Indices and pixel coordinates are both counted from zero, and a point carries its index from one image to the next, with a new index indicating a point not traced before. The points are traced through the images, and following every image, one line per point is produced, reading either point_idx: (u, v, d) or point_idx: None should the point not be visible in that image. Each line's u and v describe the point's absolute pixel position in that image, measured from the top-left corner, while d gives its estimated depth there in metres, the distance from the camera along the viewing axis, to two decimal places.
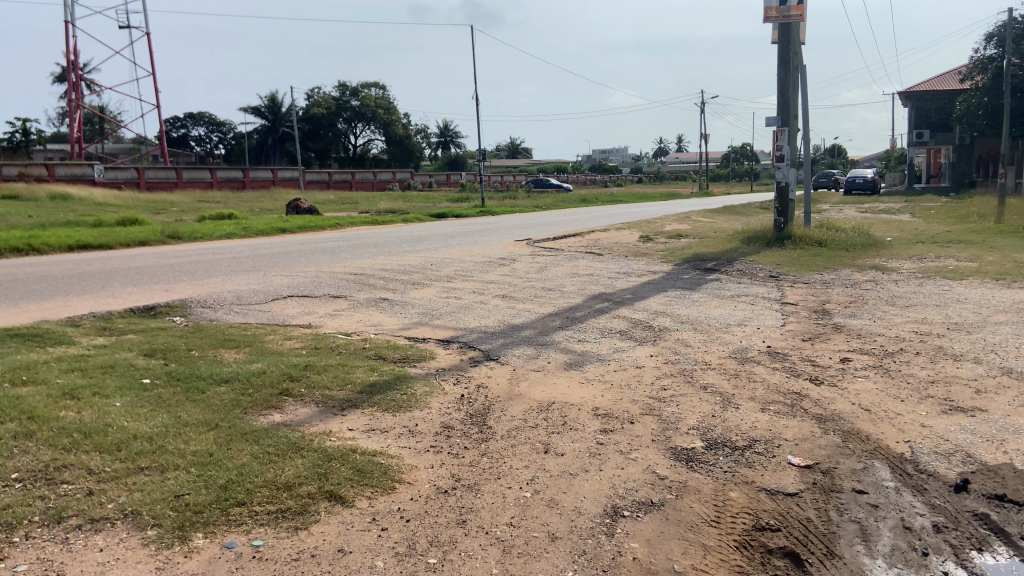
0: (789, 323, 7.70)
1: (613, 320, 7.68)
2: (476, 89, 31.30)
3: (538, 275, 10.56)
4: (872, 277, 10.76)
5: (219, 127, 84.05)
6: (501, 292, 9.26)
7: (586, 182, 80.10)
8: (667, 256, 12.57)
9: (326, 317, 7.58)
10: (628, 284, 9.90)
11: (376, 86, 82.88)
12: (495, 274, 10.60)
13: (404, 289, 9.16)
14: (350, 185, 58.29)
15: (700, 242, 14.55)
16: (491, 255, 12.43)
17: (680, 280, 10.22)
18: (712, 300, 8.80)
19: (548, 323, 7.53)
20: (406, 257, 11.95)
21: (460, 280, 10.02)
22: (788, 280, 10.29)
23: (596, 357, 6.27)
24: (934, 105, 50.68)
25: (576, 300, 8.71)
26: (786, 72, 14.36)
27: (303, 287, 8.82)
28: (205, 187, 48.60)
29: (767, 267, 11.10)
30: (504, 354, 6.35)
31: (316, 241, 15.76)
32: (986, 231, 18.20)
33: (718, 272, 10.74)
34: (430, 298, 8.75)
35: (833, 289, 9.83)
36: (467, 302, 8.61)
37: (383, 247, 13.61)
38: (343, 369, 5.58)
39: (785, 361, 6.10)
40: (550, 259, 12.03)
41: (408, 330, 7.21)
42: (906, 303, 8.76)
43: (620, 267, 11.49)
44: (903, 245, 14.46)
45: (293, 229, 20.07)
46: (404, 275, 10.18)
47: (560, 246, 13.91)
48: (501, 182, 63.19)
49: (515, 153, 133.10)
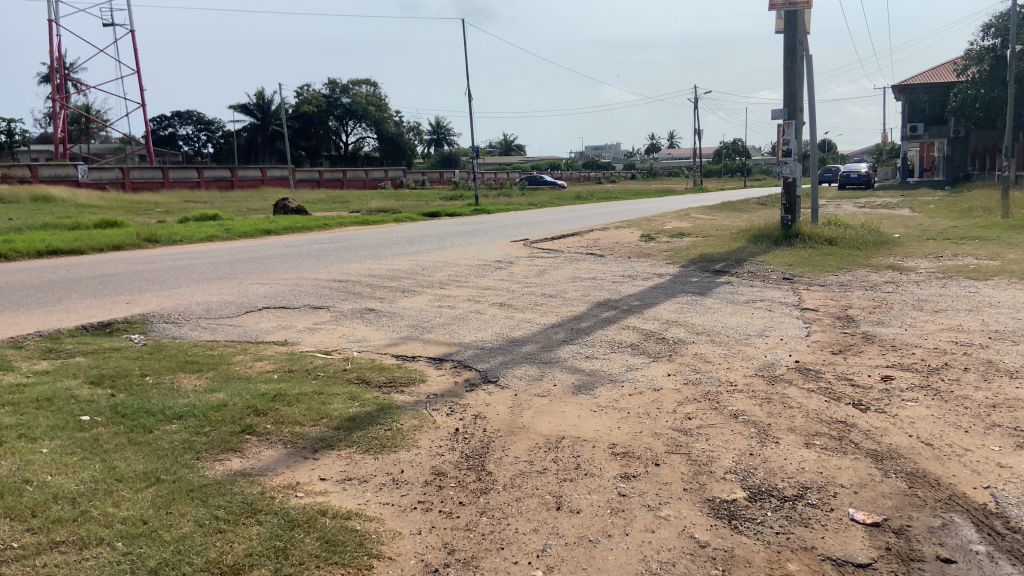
0: (815, 332, 7.00)
1: (621, 331, 6.96)
2: (466, 85, 30.59)
3: (536, 280, 9.85)
4: (891, 277, 10.08)
5: (207, 126, 83.20)
6: (496, 300, 8.56)
7: (577, 178, 79.50)
8: (672, 257, 11.88)
9: (304, 332, 6.88)
10: (634, 289, 9.19)
11: (365, 83, 81.95)
12: (490, 280, 9.89)
13: (393, 298, 8.46)
14: (340, 183, 57.43)
15: (703, 240, 13.90)
16: (486, 257, 11.74)
17: (688, 284, 9.52)
18: (726, 307, 8.09)
19: (551, 336, 6.81)
20: (395, 260, 11.26)
21: (453, 286, 9.31)
22: (803, 282, 9.60)
23: (607, 377, 5.55)
24: (928, 97, 50.10)
25: (580, 308, 8.01)
26: (793, 61, 13.59)
27: (281, 297, 8.12)
28: (193, 186, 47.79)
29: (779, 268, 10.40)
30: (502, 375, 5.63)
31: (300, 243, 15.07)
32: (996, 226, 17.53)
33: (728, 275, 10.05)
34: (421, 308, 8.03)
35: (853, 291, 9.13)
36: (460, 312, 7.90)
37: (371, 250, 12.90)
38: (319, 398, 4.88)
39: (820, 380, 5.37)
40: (547, 262, 11.34)
41: (395, 347, 6.49)
42: (935, 306, 8.06)
43: (623, 269, 10.80)
44: (915, 241, 13.79)
45: (280, 230, 19.37)
46: (393, 281, 9.47)
47: (557, 246, 13.24)
48: (492, 179, 62.63)
49: (507, 150, 132.41)
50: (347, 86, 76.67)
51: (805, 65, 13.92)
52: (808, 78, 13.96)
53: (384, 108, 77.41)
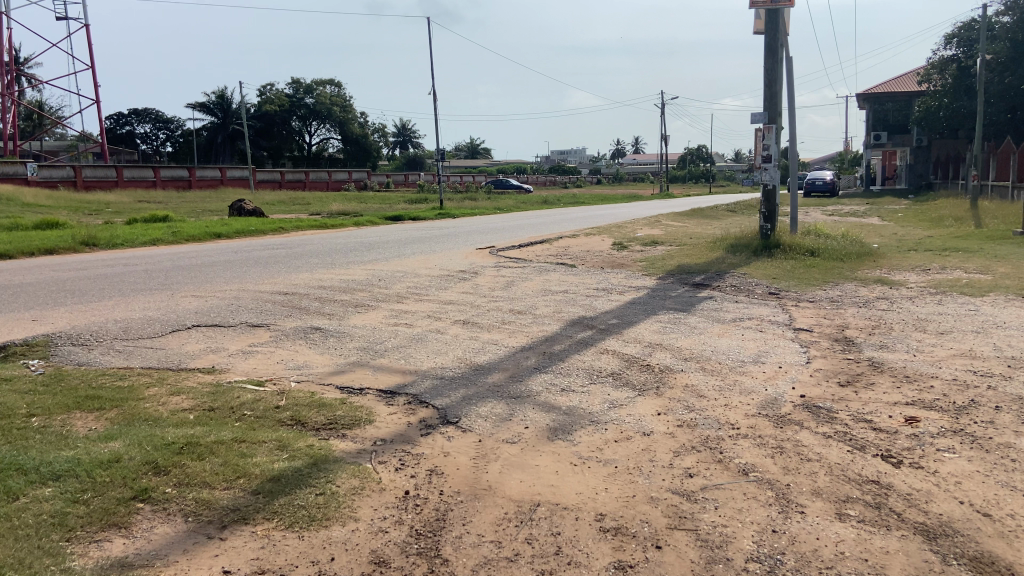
0: (815, 358, 6.27)
1: (600, 357, 6.15)
2: (431, 87, 29.82)
3: (504, 293, 9.03)
4: (882, 292, 9.46)
5: (165, 124, 81.11)
6: (459, 317, 7.71)
7: (543, 182, 79.03)
8: (648, 267, 11.14)
9: (235, 357, 5.98)
10: (610, 304, 8.41)
11: (328, 83, 80.45)
12: (453, 292, 9.03)
13: (343, 313, 7.58)
14: (302, 184, 56.20)
15: (680, 249, 13.22)
16: (449, 266, 10.90)
17: (668, 299, 8.76)
18: (713, 327, 7.34)
19: (521, 363, 5.98)
20: (350, 269, 10.36)
21: (412, 300, 8.45)
22: (791, 298, 8.93)
23: (588, 417, 4.73)
24: (892, 106, 50.47)
25: (554, 328, 7.19)
26: (774, 62, 12.95)
27: (215, 312, 7.21)
28: (147, 186, 46.17)
29: (764, 282, 9.73)
30: (464, 414, 4.78)
31: (250, 248, 14.07)
32: (973, 236, 17.17)
33: (710, 289, 9.34)
34: (374, 325, 7.16)
35: (846, 308, 8.47)
36: (418, 331, 7.03)
37: (325, 257, 11.98)
38: (238, 449, 4.01)
39: (834, 421, 4.63)
40: (516, 272, 10.52)
41: (340, 375, 5.61)
42: (938, 327, 7.42)
43: (597, 281, 10.04)
44: (897, 253, 13.26)
45: (231, 233, 18.28)
46: (345, 293, 8.58)
47: (526, 255, 12.45)
48: (460, 182, 61.78)
49: (474, 154, 131.72)
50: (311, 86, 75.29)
51: (786, 67, 13.30)
52: (789, 81, 13.36)
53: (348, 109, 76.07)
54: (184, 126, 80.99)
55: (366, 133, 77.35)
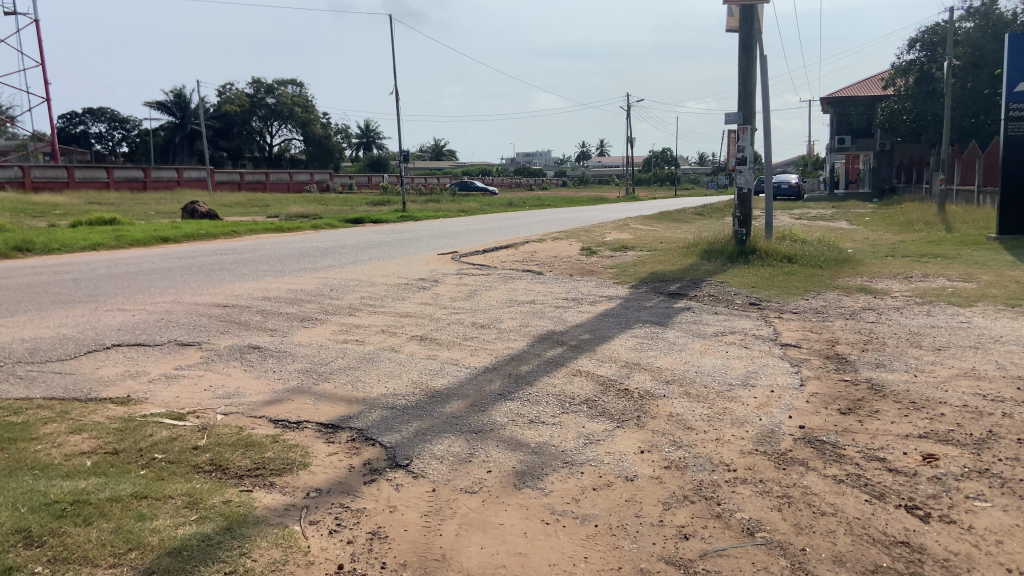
0: (808, 380, 5.69)
1: (572, 381, 5.50)
2: (395, 86, 29.06)
3: (467, 304, 8.37)
4: (866, 303, 8.97)
5: (121, 123, 79.04)
6: (417, 332, 7.02)
7: (510, 185, 78.53)
8: (620, 275, 10.56)
9: (156, 384, 5.26)
10: (581, 317, 7.79)
11: (290, 83, 79.04)
12: (412, 304, 8.34)
13: (287, 328, 6.88)
14: (263, 186, 54.97)
15: (651, 255, 12.68)
16: (409, 274, 10.22)
17: (643, 311, 8.17)
18: (694, 343, 6.75)
19: (484, 388, 5.31)
20: (301, 277, 9.63)
21: (367, 313, 7.76)
22: (773, 308, 8.40)
23: (560, 457, 4.08)
24: (855, 111, 50.85)
25: (521, 345, 6.54)
26: (748, 60, 12.47)
27: (140, 330, 6.49)
28: (100, 188, 44.67)
29: (742, 291, 9.20)
30: (416, 453, 4.09)
31: (197, 253, 13.22)
32: (945, 241, 16.92)
33: (687, 299, 8.78)
34: (322, 343, 6.45)
35: (832, 320, 7.95)
36: (370, 349, 6.35)
37: (276, 263, 11.23)
38: (135, 508, 3.34)
39: (843, 460, 4.04)
40: (480, 280, 9.85)
41: (275, 407, 4.91)
42: (934, 342, 6.91)
43: (567, 290, 9.42)
44: (874, 259, 12.86)
45: (178, 237, 17.34)
46: (292, 305, 7.87)
47: (491, 261, 11.81)
48: (425, 184, 60.89)
49: (439, 155, 130.77)
50: (272, 86, 73.82)
51: (761, 66, 12.83)
52: (764, 81, 12.89)
53: (311, 109, 74.74)
54: (140, 125, 78.92)
55: (330, 134, 76.12)
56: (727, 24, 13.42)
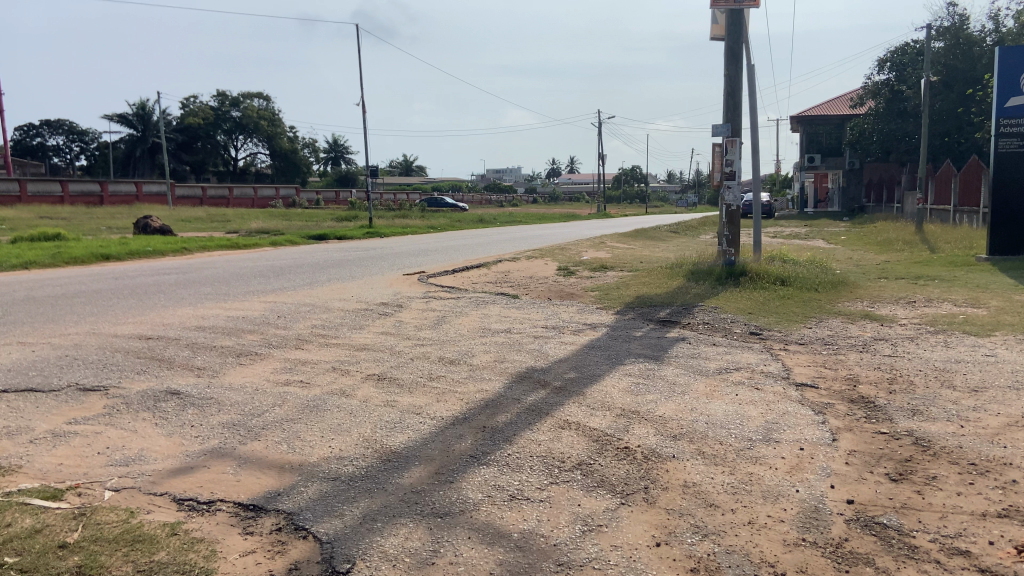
0: (840, 433, 4.77)
1: (560, 437, 4.51)
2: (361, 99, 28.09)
3: (433, 334, 7.37)
4: (874, 332, 8.12)
5: (81, 137, 77.20)
6: (373, 370, 5.98)
7: (481, 202, 77.76)
8: (602, 298, 9.61)
9: (39, 447, 4.22)
10: (564, 350, 6.81)
11: (256, 96, 77.61)
12: (370, 334, 7.32)
13: (218, 367, 5.83)
14: (226, 201, 53.37)
15: (634, 277, 11.81)
16: (370, 297, 9.20)
17: (633, 343, 7.21)
18: (698, 383, 5.79)
19: (451, 448, 4.29)
20: (246, 302, 8.57)
21: (317, 345, 6.73)
22: (776, 339, 7.51)
23: (551, 556, 3.10)
24: (824, 130, 50.88)
25: (495, 388, 5.53)
26: (736, 69, 11.65)
27: (38, 373, 5.43)
28: (54, 202, 42.92)
29: (740, 319, 8.30)
30: (362, 553, 3.09)
31: (137, 273, 12.09)
32: (934, 262, 16.26)
33: (680, 329, 7.85)
34: (257, 386, 5.40)
35: (845, 353, 7.06)
36: (314, 393, 5.31)
37: (221, 286, 10.14)
38: None
39: (920, 559, 3.13)
40: (447, 306, 8.85)
41: (184, 479, 3.85)
42: (967, 382, 6.03)
43: (545, 317, 8.45)
44: (869, 281, 12.09)
45: (123, 255, 16.11)
46: (230, 336, 6.82)
47: (460, 283, 10.83)
48: (394, 200, 59.77)
49: (409, 171, 129.80)
50: (238, 99, 72.39)
51: (750, 76, 12.01)
52: (752, 89, 12.06)
53: (277, 123, 73.42)
54: (101, 139, 76.98)
55: (296, 148, 74.80)
56: (712, 33, 12.66)
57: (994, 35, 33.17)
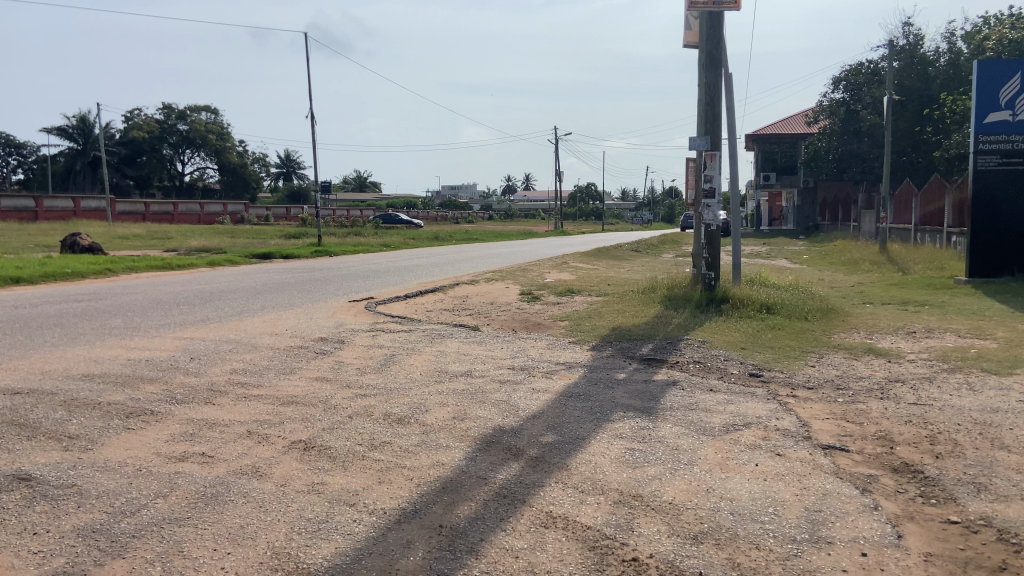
0: (902, 527, 3.69)
1: (545, 541, 3.34)
2: (310, 112, 26.66)
3: (378, 381, 6.15)
4: (885, 371, 7.11)
5: (18, 149, 74.34)
6: (299, 436, 4.74)
7: (435, 218, 76.52)
8: (574, 331, 8.48)
9: None
10: (536, 401, 5.63)
11: (203, 108, 75.40)
12: (302, 380, 6.07)
13: (97, 438, 4.54)
14: (170, 216, 51.21)
15: (605, 303, 10.75)
16: (307, 331, 7.93)
17: (617, 390, 6.07)
18: (705, 449, 4.67)
19: (395, 566, 3.10)
20: (157, 339, 7.25)
21: (233, 399, 5.45)
22: (780, 382, 6.46)
23: None
24: (779, 148, 50.88)
25: (453, 460, 4.34)
26: (717, 77, 10.60)
27: None
28: None
29: (734, 357, 7.24)
30: None
31: (42, 300, 10.62)
32: (911, 283, 15.52)
33: (669, 370, 6.75)
34: (140, 468, 4.12)
35: (864, 402, 6.02)
36: (216, 475, 4.06)
37: (135, 317, 8.78)
38: None
39: None
40: (397, 341, 7.61)
41: None
42: (1020, 441, 5.02)
43: (511, 354, 7.27)
44: (855, 306, 11.21)
45: (39, 277, 14.53)
46: (125, 388, 5.52)
47: (412, 312, 9.61)
48: (347, 216, 58.21)
49: (361, 187, 128.01)
50: (184, 112, 69.88)
51: (728, 85, 10.99)
52: (732, 99, 11.04)
53: (225, 137, 71.03)
54: (39, 151, 73.95)
55: (245, 162, 72.60)
56: (685, 39, 11.75)
57: (947, 56, 33.58)
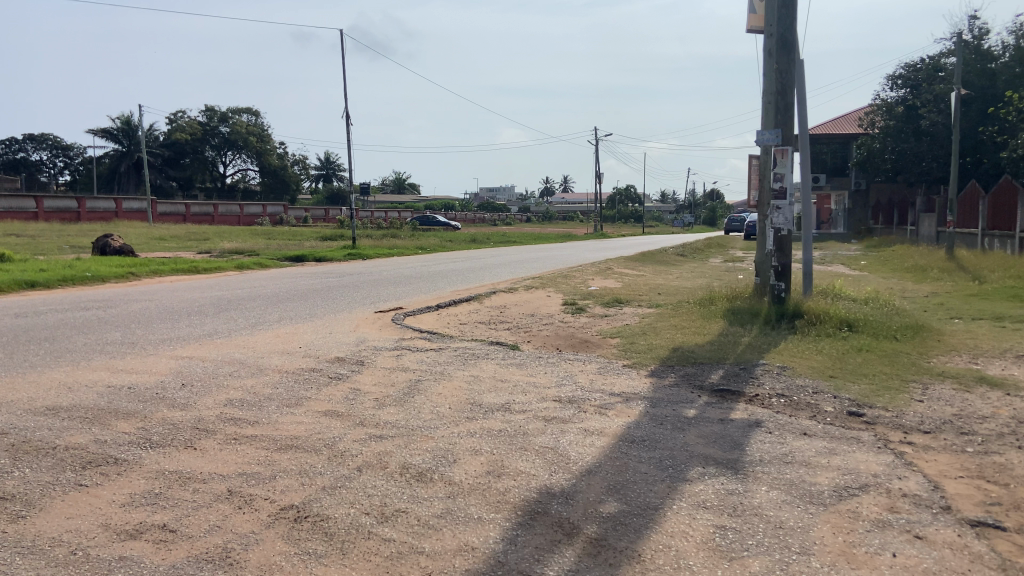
0: None
1: None
2: (345, 111, 25.84)
3: (397, 417, 5.09)
4: (1009, 409, 5.87)
5: (66, 151, 75.53)
6: (292, 499, 3.71)
7: (473, 220, 75.71)
8: (628, 351, 7.36)
9: None
10: (591, 449, 4.54)
11: (244, 110, 75.68)
12: (306, 414, 5.04)
13: (34, 500, 3.56)
14: (210, 218, 51.19)
15: (660, 316, 9.60)
16: (322, 351, 6.93)
17: (689, 433, 4.95)
18: (821, 530, 3.53)
19: None
20: (150, 359, 6.31)
21: (219, 443, 4.44)
22: (887, 426, 5.27)
23: None
24: (829, 149, 48.92)
25: (487, 542, 3.28)
26: (790, 62, 9.37)
27: None
28: (26, 218, 40.61)
29: (823, 389, 6.07)
30: None
31: (47, 307, 9.81)
32: (993, 295, 14.04)
33: (748, 406, 5.60)
34: (77, 550, 3.14)
35: (1001, 454, 4.80)
36: (171, 564, 3.06)
37: (137, 330, 7.89)
38: None
39: None
40: (424, 363, 6.58)
41: None
42: None
43: (557, 381, 6.16)
44: (943, 322, 9.89)
45: (57, 280, 13.82)
46: (90, 427, 4.54)
47: (443, 326, 8.57)
48: (385, 219, 57.61)
49: (400, 189, 127.96)
50: (226, 114, 70.08)
51: (801, 72, 9.76)
52: (804, 87, 9.76)
53: (266, 139, 71.11)
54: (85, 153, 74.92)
55: (286, 164, 72.64)
56: (748, 23, 10.51)
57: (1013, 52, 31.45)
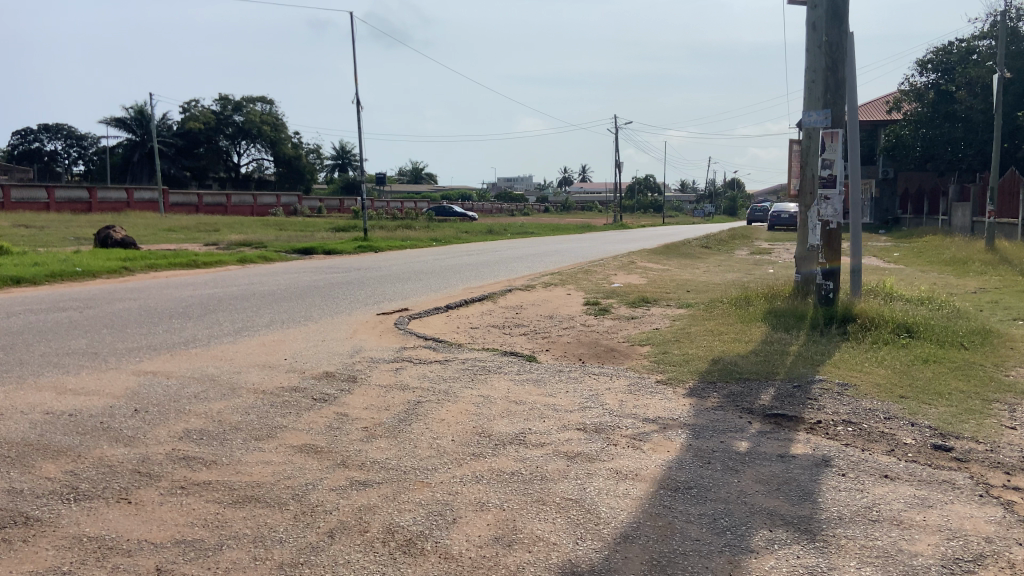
0: None
1: None
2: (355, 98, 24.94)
3: (388, 453, 4.19)
4: None
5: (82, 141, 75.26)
6: None
7: (491, 210, 74.74)
8: (661, 363, 6.43)
9: None
10: (625, 501, 3.62)
11: (259, 100, 75.03)
12: (278, 451, 4.15)
13: None
14: (224, 208, 50.57)
15: (692, 318, 8.65)
16: (311, 363, 6.04)
17: (746, 477, 4.01)
18: None
19: None
20: (108, 376, 5.44)
21: (162, 494, 3.55)
22: (984, 464, 4.30)
23: None
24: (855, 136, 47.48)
25: None
26: (842, 35, 8.33)
27: None
28: (38, 209, 40.04)
29: (896, 413, 5.13)
30: None
31: (20, 308, 9.00)
32: None
33: (811, 438, 4.65)
34: None
35: None
36: None
37: (107, 335, 7.04)
38: None
39: None
40: (426, 380, 5.68)
41: None
42: None
43: (580, 403, 5.24)
44: (1006, 324, 8.89)
45: (46, 275, 13.03)
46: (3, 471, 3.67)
47: (452, 330, 7.66)
48: (400, 209, 56.80)
49: (416, 178, 127.08)
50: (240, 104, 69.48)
51: (852, 45, 8.72)
52: (855, 63, 8.70)
53: (280, 129, 70.49)
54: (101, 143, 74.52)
55: (301, 154, 72.01)
56: None
57: None
